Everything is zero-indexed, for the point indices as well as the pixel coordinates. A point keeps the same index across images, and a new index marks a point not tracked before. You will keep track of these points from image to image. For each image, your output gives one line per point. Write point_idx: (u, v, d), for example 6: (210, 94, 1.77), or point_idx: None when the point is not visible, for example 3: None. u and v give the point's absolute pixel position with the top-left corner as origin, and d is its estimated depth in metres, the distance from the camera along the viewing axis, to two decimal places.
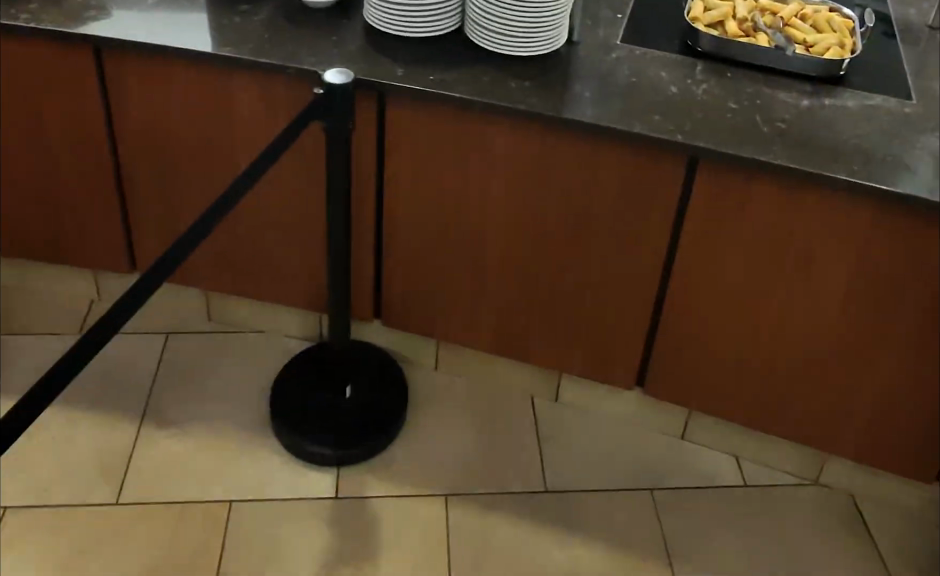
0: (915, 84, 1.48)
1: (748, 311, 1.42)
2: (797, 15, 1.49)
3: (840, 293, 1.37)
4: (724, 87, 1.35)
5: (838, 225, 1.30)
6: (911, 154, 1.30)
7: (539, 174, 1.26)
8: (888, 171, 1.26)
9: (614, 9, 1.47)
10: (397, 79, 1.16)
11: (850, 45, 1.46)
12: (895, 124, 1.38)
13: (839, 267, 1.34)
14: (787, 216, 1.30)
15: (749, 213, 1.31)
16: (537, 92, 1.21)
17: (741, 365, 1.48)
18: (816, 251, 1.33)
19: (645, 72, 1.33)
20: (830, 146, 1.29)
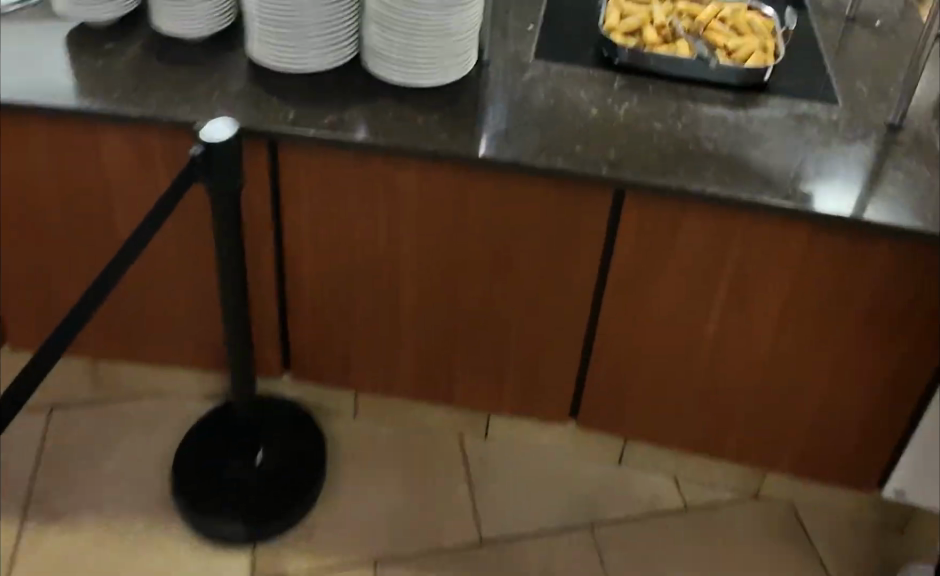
0: (838, 86, 1.42)
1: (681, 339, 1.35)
2: (716, 17, 1.39)
3: (776, 314, 1.31)
4: (646, 104, 1.26)
5: (770, 250, 1.23)
6: (841, 168, 1.25)
7: (455, 215, 1.16)
8: (819, 190, 1.20)
9: (524, 20, 1.36)
10: (288, 124, 1.04)
11: (772, 48, 1.36)
12: (823, 134, 1.31)
13: (773, 290, 1.29)
14: (718, 246, 1.23)
15: (678, 245, 1.23)
16: (447, 127, 1.10)
17: (677, 391, 1.42)
18: (749, 276, 1.27)
19: (562, 93, 1.22)
20: (759, 166, 1.21)
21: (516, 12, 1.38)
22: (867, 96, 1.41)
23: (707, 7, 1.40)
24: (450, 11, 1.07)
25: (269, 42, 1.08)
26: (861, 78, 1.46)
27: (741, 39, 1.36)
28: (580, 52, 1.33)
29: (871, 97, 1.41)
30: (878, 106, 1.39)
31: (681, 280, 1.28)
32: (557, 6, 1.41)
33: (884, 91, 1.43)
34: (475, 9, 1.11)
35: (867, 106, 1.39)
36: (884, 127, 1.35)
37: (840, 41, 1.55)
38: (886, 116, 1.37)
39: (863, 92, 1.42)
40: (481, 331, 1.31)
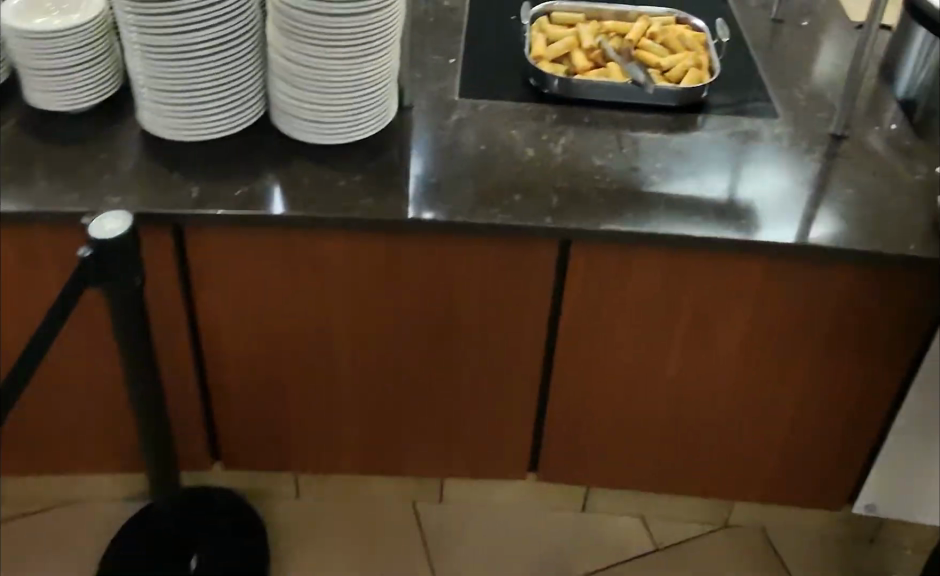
0: (777, 95, 1.36)
1: (641, 381, 1.27)
2: (646, 34, 1.30)
3: (736, 346, 1.25)
4: (584, 138, 1.16)
5: (728, 285, 1.16)
6: (792, 190, 1.18)
7: (389, 284, 1.05)
8: (774, 218, 1.13)
9: (443, 52, 1.25)
10: (194, 206, 0.92)
11: (707, 63, 1.27)
12: (768, 151, 1.24)
13: (732, 326, 1.21)
14: (673, 287, 1.15)
15: (632, 291, 1.15)
16: (373, 189, 0.99)
17: (639, 432, 1.36)
18: (706, 314, 1.19)
19: (493, 134, 1.12)
20: (710, 198, 1.13)
21: (434, 42, 1.27)
22: (807, 105, 1.34)
23: (636, 23, 1.30)
24: (367, 61, 0.96)
25: (164, 109, 0.95)
26: (798, 84, 1.39)
27: (675, 56, 1.27)
28: (506, 83, 1.22)
29: (810, 104, 1.35)
30: (819, 114, 1.33)
31: (637, 324, 1.20)
32: (477, 32, 1.30)
33: (823, 97, 1.36)
34: (393, 54, 1.00)
35: (808, 115, 1.32)
36: (828, 139, 1.29)
37: (771, 43, 1.48)
38: (828, 125, 1.31)
39: (802, 100, 1.35)
40: (428, 396, 1.20)
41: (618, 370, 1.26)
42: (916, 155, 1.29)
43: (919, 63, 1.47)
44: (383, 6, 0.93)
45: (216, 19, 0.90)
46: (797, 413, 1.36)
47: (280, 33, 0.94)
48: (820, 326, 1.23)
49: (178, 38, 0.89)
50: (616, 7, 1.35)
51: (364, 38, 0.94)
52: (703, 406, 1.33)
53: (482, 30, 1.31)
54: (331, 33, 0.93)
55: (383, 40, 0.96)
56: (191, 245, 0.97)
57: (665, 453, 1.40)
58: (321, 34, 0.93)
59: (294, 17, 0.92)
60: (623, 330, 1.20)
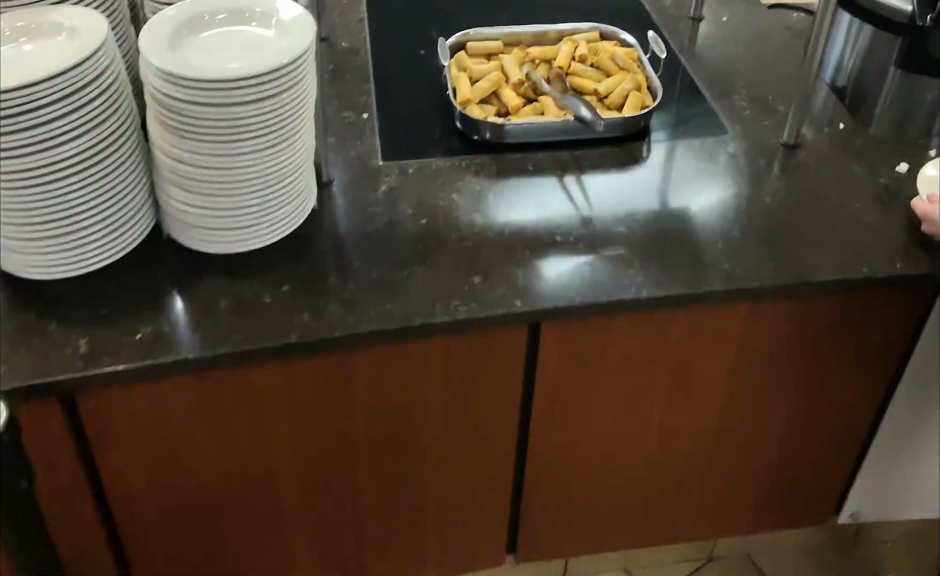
0: (719, 104, 1.22)
1: (622, 446, 1.14)
2: (576, 58, 1.15)
3: (720, 395, 1.13)
4: (533, 191, 1.01)
5: (711, 336, 1.03)
6: (764, 216, 1.04)
7: (337, 405, 0.88)
8: (757, 251, 0.99)
9: (354, 110, 1.08)
10: (87, 365, 0.73)
11: (645, 82, 1.12)
12: (726, 174, 1.10)
13: (716, 376, 1.09)
14: (653, 351, 1.02)
15: (612, 361, 1.01)
16: (305, 301, 0.82)
17: (621, 495, 1.23)
18: (688, 368, 1.06)
19: (431, 203, 0.96)
20: (685, 242, 0.98)
21: (341, 98, 1.10)
22: (751, 112, 1.21)
23: (562, 47, 1.15)
24: (279, 151, 0.78)
25: (30, 247, 0.75)
26: (735, 88, 1.26)
27: (611, 79, 1.12)
28: (431, 137, 1.06)
29: (754, 112, 1.21)
30: (765, 121, 1.20)
31: (619, 391, 1.06)
32: (387, 83, 1.14)
33: (764, 101, 1.23)
34: (308, 134, 0.82)
35: (755, 124, 1.19)
36: (778, 151, 1.16)
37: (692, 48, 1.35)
38: (777, 134, 1.18)
39: (745, 107, 1.22)
40: (392, 511, 1.03)
41: (597, 438, 1.12)
42: (871, 155, 1.18)
43: (847, 48, 1.37)
44: (292, 85, 0.75)
45: (80, 128, 0.70)
46: (783, 446, 1.26)
47: (165, 130, 0.75)
48: (807, 359, 1.12)
49: (34, 160, 0.69)
50: (535, 27, 1.20)
51: (273, 127, 0.75)
52: (687, 457, 1.21)
53: (393, 78, 1.15)
54: (232, 127, 0.73)
55: (295, 123, 0.78)
56: (88, 412, 0.77)
57: (648, 509, 1.28)
58: (219, 129, 0.73)
59: (185, 116, 0.73)
60: (602, 399, 1.06)
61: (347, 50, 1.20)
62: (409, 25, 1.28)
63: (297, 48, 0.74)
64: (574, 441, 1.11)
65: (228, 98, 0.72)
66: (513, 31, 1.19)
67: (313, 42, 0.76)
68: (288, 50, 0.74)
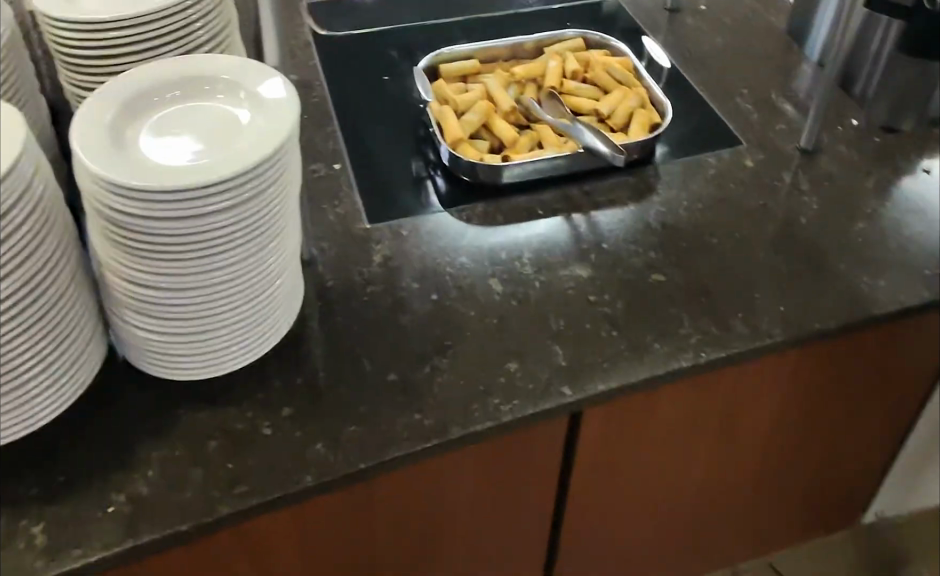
0: (728, 105, 1.06)
1: (672, 516, 0.96)
2: (566, 74, 1.00)
3: (792, 445, 0.94)
4: (550, 240, 0.85)
5: (789, 386, 0.85)
6: (804, 238, 0.89)
7: (362, 538, 0.72)
8: (810, 284, 0.84)
9: (320, 160, 0.92)
10: (49, 564, 0.56)
11: (648, 95, 0.98)
12: (753, 193, 0.94)
13: (788, 426, 0.91)
14: (703, 421, 0.83)
15: (661, 438, 0.83)
16: (315, 427, 0.66)
17: (672, 557, 1.06)
18: (758, 424, 0.88)
19: (437, 275, 0.80)
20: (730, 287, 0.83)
21: (303, 146, 0.93)
22: (762, 119, 1.05)
23: (549, 62, 1.01)
24: (263, 258, 0.62)
25: None
26: (735, 87, 1.09)
27: (612, 94, 0.98)
28: (418, 186, 0.90)
29: (762, 115, 1.05)
30: (776, 127, 1.04)
31: (667, 468, 0.88)
32: (352, 121, 0.98)
33: (772, 96, 1.08)
34: (292, 229, 0.66)
35: (767, 131, 1.03)
36: (798, 159, 1.00)
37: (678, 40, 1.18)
38: (793, 137, 1.02)
39: (751, 112, 1.06)
40: None
41: (651, 510, 0.94)
42: (897, 152, 1.02)
43: None
44: (274, 179, 0.59)
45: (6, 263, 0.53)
46: (838, 495, 1.09)
47: (120, 253, 0.58)
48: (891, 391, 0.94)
49: None
50: (511, 41, 1.05)
51: (255, 232, 0.59)
52: (749, 511, 1.04)
53: (359, 115, 0.99)
54: (205, 240, 0.57)
55: (278, 221, 0.62)
56: None
57: (699, 564, 1.11)
58: (195, 248, 0.57)
59: (149, 237, 0.56)
60: (659, 469, 0.87)
61: (297, 86, 1.02)
62: (362, 45, 1.11)
63: (279, 133, 0.58)
64: (625, 518, 0.92)
65: (202, 209, 0.55)
66: (488, 47, 1.04)
67: (296, 122, 0.60)
68: (267, 137, 0.58)
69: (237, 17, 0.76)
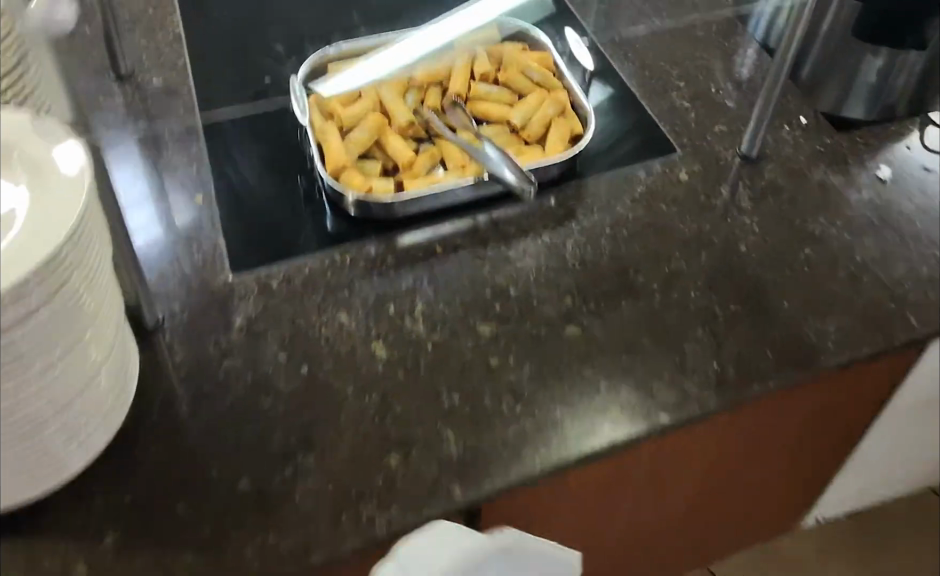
0: (671, 96, 0.90)
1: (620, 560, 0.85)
2: (475, 76, 0.87)
3: (748, 482, 0.82)
4: (448, 287, 0.73)
5: (732, 439, 0.72)
6: (739, 270, 0.74)
7: None
8: (748, 332, 0.70)
9: (178, 193, 0.80)
10: None
11: (569, 99, 0.84)
12: (681, 216, 0.78)
13: (739, 470, 0.78)
14: (626, 484, 0.71)
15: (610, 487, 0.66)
16: (144, 559, 0.56)
17: None
18: (704, 472, 0.75)
19: (309, 341, 0.69)
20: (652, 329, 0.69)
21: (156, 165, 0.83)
22: (700, 120, 0.88)
23: (455, 62, 0.87)
24: (70, 362, 0.53)
25: None
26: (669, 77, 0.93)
27: (526, 101, 0.83)
28: (299, 218, 0.79)
29: (700, 115, 0.88)
30: (714, 131, 0.87)
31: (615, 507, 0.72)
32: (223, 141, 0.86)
33: (723, 79, 0.93)
34: (106, 310, 0.57)
35: (704, 133, 0.86)
36: (740, 169, 0.82)
37: (607, 15, 1.00)
38: (733, 141, 0.86)
39: (687, 112, 0.88)
40: None
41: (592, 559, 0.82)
42: (858, 154, 0.84)
43: None
44: (74, 270, 0.50)
45: None
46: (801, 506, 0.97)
47: None
48: (861, 414, 0.81)
49: None
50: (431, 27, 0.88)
51: (57, 342, 0.50)
52: (712, 538, 0.92)
53: (232, 132, 0.87)
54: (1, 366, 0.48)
55: (85, 313, 0.53)
56: None
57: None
58: None
59: None
60: (593, 528, 0.75)
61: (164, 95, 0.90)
62: (244, 42, 0.97)
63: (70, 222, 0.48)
64: None
65: None
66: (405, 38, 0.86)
67: (89, 196, 0.51)
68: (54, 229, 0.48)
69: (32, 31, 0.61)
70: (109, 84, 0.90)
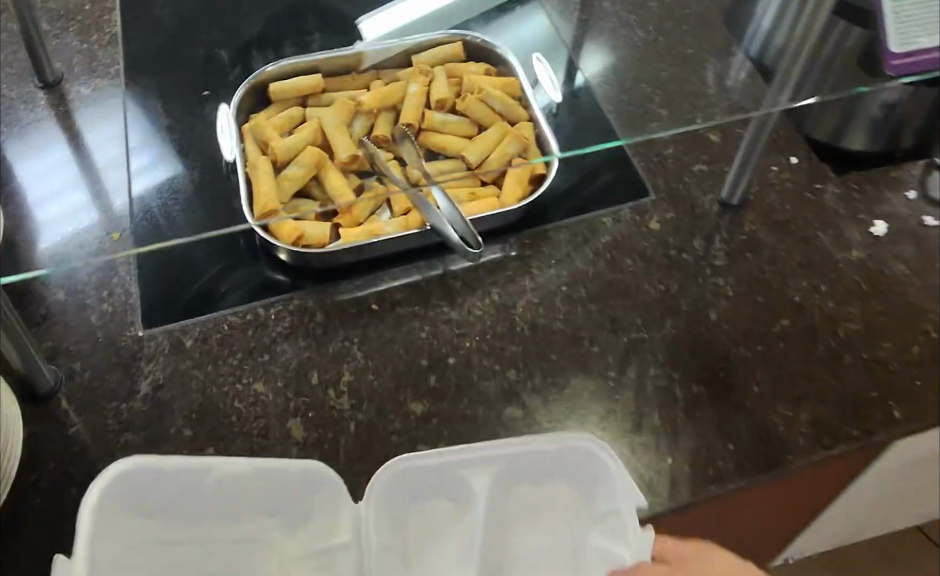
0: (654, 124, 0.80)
1: None
2: (430, 100, 0.77)
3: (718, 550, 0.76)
4: (379, 354, 0.66)
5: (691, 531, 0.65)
6: (705, 343, 0.65)
7: None
8: (708, 415, 0.62)
9: (99, 188, 0.79)
10: None
11: (533, 133, 0.74)
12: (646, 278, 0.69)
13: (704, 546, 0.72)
14: None
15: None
16: None
17: None
18: None
19: (218, 417, 0.63)
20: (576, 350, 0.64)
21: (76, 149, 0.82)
22: (679, 157, 0.76)
23: (411, 84, 0.78)
24: None
25: None
26: (649, 106, 0.82)
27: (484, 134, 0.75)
28: (229, 248, 0.70)
29: (679, 151, 0.77)
30: (693, 170, 0.76)
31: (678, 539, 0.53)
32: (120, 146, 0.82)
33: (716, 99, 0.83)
34: None
35: (681, 174, 0.75)
36: (717, 221, 0.72)
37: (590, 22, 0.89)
38: (710, 184, 0.75)
39: (664, 146, 0.77)
40: None
41: None
42: (850, 206, 0.74)
43: None
44: None
45: None
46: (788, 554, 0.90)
47: None
48: (844, 488, 0.73)
49: None
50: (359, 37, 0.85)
51: None
52: None
53: (146, 136, 0.81)
54: None
55: None
56: None
57: None
58: None
59: None
60: None
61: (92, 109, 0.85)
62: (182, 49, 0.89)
63: None
64: None
65: None
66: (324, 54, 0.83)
67: None
68: None
69: None
70: (31, 93, 0.87)
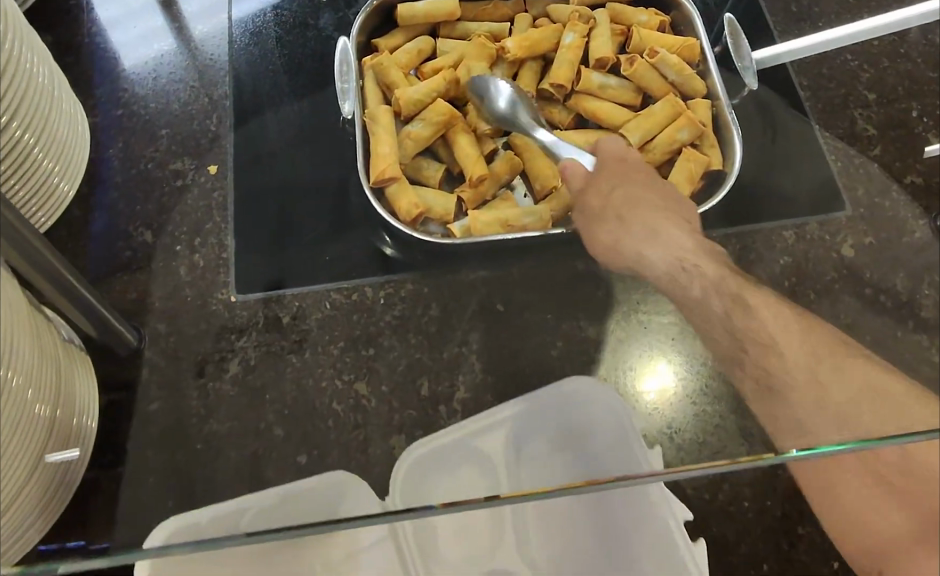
0: (858, 111, 0.66)
1: None
2: (590, 59, 0.66)
3: None
4: (500, 369, 0.59)
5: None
6: None
7: None
8: None
9: (177, 11, 0.75)
10: None
11: (710, 113, 0.64)
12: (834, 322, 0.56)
13: None
14: None
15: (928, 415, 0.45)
16: None
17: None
18: None
19: (313, 421, 0.57)
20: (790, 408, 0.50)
21: None
22: (887, 163, 0.64)
23: (569, 33, 0.66)
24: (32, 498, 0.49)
25: None
26: (854, 85, 0.68)
27: (651, 109, 0.64)
28: (355, 230, 0.63)
29: (888, 155, 0.64)
30: (905, 183, 0.62)
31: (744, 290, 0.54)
32: None
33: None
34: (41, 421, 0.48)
35: (891, 183, 0.63)
36: (926, 252, 0.59)
37: None
38: (922, 204, 0.61)
39: (867, 148, 0.64)
40: None
41: None
42: None
43: None
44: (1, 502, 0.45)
45: None
46: None
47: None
48: None
49: None
50: None
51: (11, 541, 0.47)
52: None
53: None
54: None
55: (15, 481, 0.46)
56: None
57: None
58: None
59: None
60: None
61: None
62: None
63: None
64: None
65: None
66: None
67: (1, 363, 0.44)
68: None
69: (49, 85, 0.59)
70: None
